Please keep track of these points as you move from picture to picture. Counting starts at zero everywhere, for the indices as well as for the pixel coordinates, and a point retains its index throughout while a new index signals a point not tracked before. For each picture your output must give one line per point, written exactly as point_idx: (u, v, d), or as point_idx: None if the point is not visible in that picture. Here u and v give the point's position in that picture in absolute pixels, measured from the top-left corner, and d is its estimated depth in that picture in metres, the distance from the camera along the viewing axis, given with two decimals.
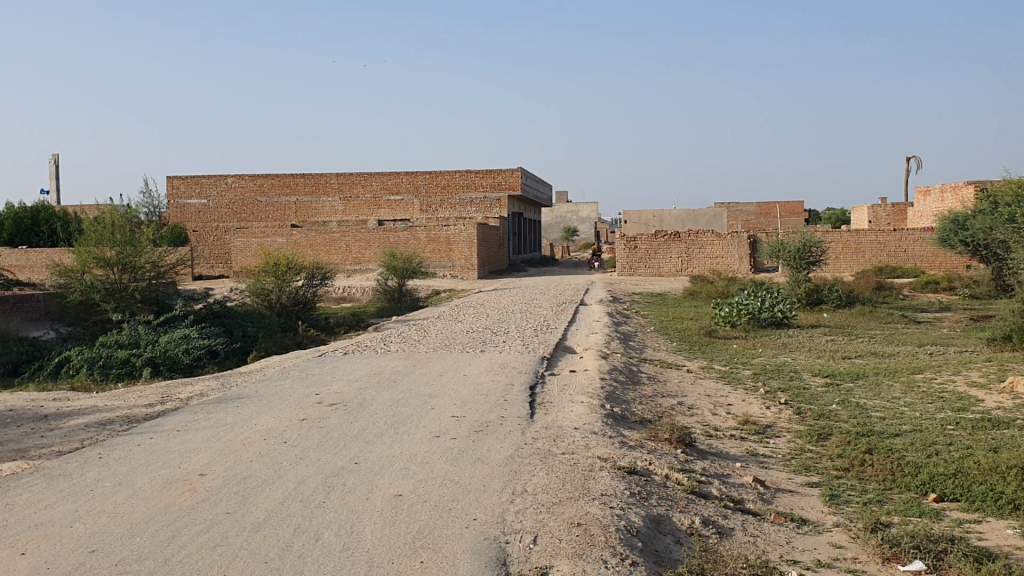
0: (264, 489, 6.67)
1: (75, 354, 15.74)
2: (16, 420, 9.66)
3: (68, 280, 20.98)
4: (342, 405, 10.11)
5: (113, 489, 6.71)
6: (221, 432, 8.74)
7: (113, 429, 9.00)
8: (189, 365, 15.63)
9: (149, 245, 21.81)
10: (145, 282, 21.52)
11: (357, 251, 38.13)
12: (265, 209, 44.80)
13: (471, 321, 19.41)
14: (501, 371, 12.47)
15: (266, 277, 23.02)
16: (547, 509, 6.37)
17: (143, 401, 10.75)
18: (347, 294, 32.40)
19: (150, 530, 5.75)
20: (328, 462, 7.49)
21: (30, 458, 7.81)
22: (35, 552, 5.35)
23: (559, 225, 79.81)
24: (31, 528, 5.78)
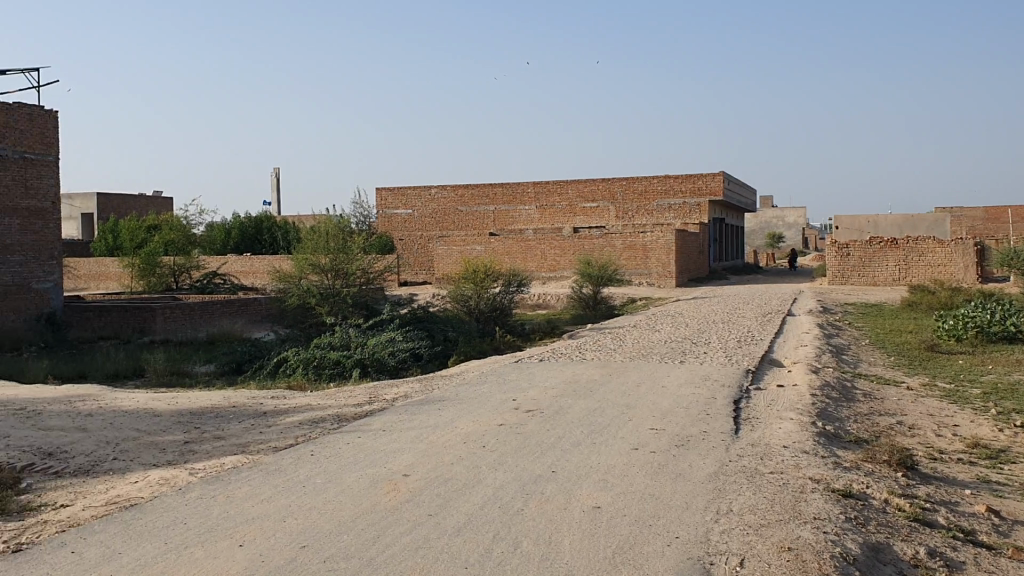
0: (464, 494, 6.70)
1: (292, 355, 16.68)
2: (238, 415, 10.31)
3: (287, 285, 22.40)
4: (541, 412, 10.09)
5: (324, 486, 6.97)
6: (424, 434, 8.93)
7: (324, 427, 9.41)
8: (395, 367, 16.24)
9: (359, 253, 22.93)
10: (356, 287, 22.42)
11: (553, 258, 38.51)
12: (466, 217, 46.07)
13: (670, 330, 19.01)
14: (703, 384, 12.02)
15: (465, 284, 23.63)
16: (754, 531, 6.02)
17: (351, 401, 11.20)
18: (543, 302, 32.76)
19: (356, 529, 5.88)
20: (527, 468, 7.47)
21: (251, 453, 8.27)
22: (251, 544, 5.56)
23: (762, 232, 77.64)
24: (249, 520, 6.06)
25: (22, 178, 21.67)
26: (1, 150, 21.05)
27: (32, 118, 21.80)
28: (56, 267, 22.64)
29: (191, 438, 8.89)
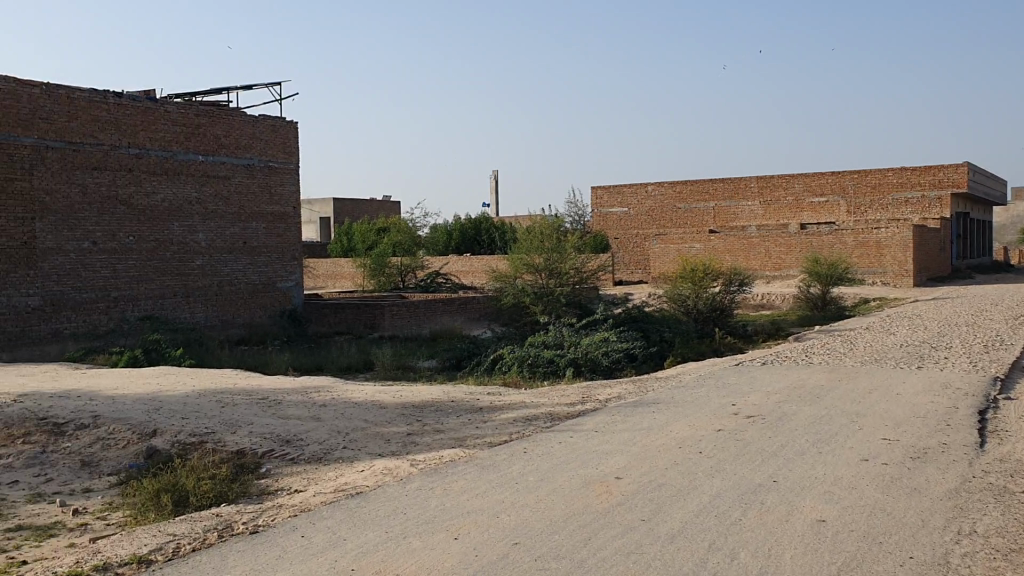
0: (678, 500, 6.50)
1: (508, 352, 16.99)
2: (457, 410, 10.60)
3: (503, 285, 22.95)
4: (761, 418, 9.65)
5: (537, 484, 6.99)
6: (638, 436, 8.78)
7: (539, 425, 9.47)
8: (609, 367, 16.17)
9: (574, 252, 22.95)
10: (570, 287, 22.56)
11: (777, 256, 37.10)
12: (683, 215, 45.25)
13: (907, 333, 17.73)
14: (944, 392, 11.09)
15: (683, 283, 23.21)
16: (1003, 557, 5.42)
17: (566, 400, 11.24)
18: (765, 302, 31.64)
19: (568, 529, 5.84)
20: (745, 477, 7.15)
21: (467, 447, 8.46)
22: (465, 538, 5.64)
23: (1013, 226, 71.22)
24: (464, 514, 6.16)
25: (267, 184, 23.45)
26: (249, 159, 22.89)
27: (275, 129, 23.55)
28: (296, 267, 24.31)
29: (413, 430, 9.22)
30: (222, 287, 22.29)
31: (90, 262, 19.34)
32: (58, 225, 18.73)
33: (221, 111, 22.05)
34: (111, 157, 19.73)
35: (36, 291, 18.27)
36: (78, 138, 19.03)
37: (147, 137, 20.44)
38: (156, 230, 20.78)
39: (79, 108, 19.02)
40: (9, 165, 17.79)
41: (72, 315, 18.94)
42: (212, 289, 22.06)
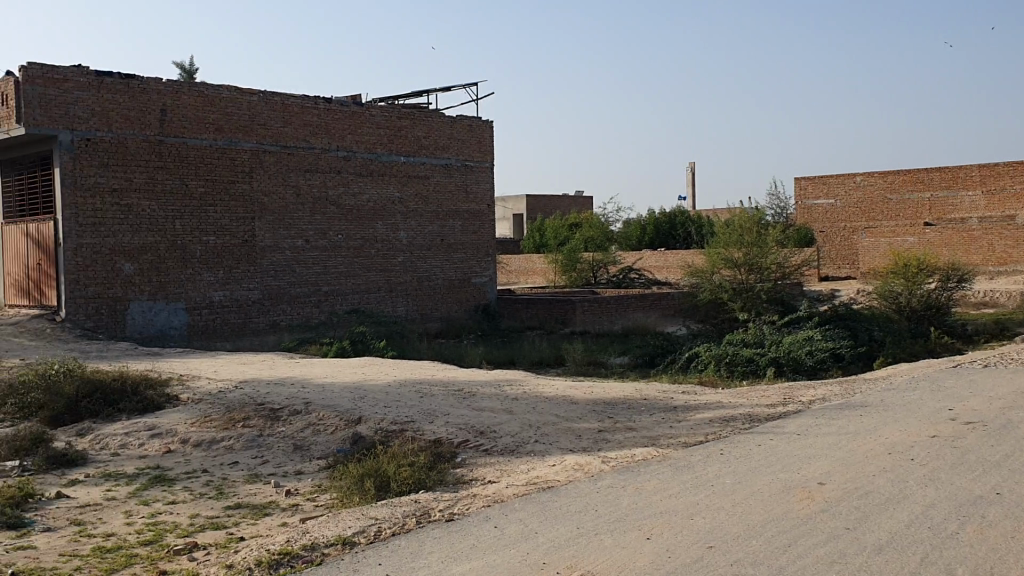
0: (887, 510, 6.10)
1: (704, 350, 16.61)
2: (651, 408, 10.48)
3: (700, 280, 22.32)
4: (982, 425, 8.93)
5: (733, 487, 6.77)
6: (843, 440, 8.35)
7: (735, 426, 9.19)
8: (813, 368, 15.50)
9: (776, 247, 22.06)
10: (771, 283, 21.76)
11: (1002, 250, 34.34)
12: (895, 207, 42.56)
13: None
14: None
15: (895, 279, 21.87)
16: None
17: (765, 401, 10.85)
18: (988, 300, 29.35)
19: (766, 535, 5.61)
20: (964, 488, 6.62)
21: (661, 446, 8.33)
22: (659, 539, 5.53)
23: None
24: (657, 514, 6.06)
25: (464, 182, 24.11)
26: (447, 158, 23.62)
27: (471, 128, 24.20)
28: (491, 263, 24.86)
29: (606, 427, 9.19)
30: (421, 283, 23.11)
31: (302, 258, 20.56)
32: (274, 224, 20.03)
33: (421, 112, 22.89)
34: (321, 159, 20.87)
35: (254, 285, 19.63)
36: (292, 142, 20.27)
37: (353, 139, 21.49)
38: (361, 228, 21.81)
39: (292, 113, 20.26)
40: (231, 169, 19.20)
41: (286, 308, 20.22)
42: (412, 284, 22.91)
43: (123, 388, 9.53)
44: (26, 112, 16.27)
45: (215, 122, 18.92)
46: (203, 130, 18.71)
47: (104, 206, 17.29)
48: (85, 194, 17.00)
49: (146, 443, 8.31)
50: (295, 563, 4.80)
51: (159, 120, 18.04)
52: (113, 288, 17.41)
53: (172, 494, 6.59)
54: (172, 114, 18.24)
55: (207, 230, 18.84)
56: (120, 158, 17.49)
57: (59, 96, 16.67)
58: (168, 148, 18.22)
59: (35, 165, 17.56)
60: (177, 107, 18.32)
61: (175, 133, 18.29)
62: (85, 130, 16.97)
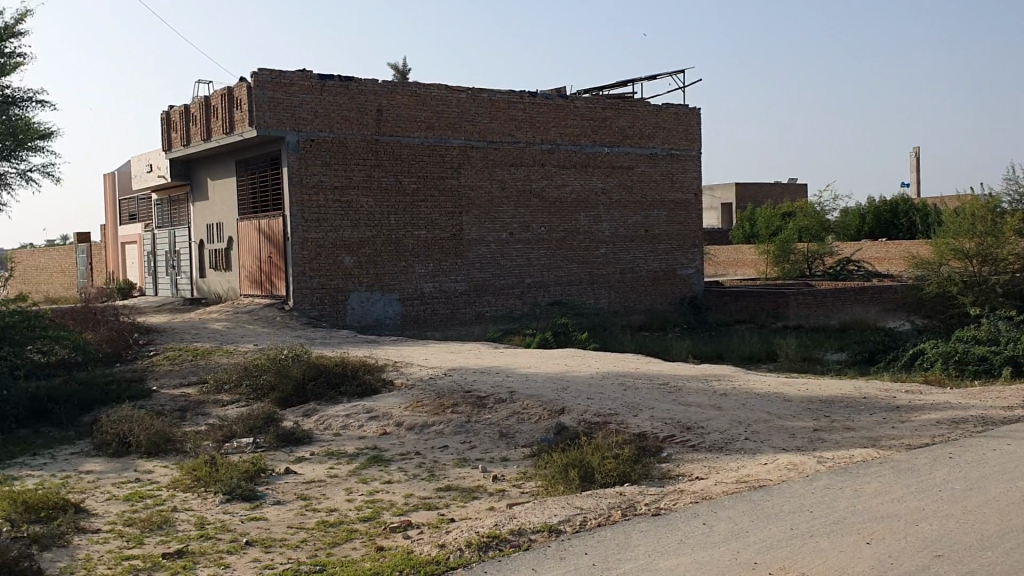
0: None
1: (930, 346, 15.52)
2: (870, 407, 9.92)
3: (926, 271, 20.68)
4: None
5: (964, 494, 6.29)
6: None
7: (966, 429, 8.54)
8: None
9: (1013, 238, 20.43)
10: (1008, 274, 19.90)
11: None
12: None
13: None
14: None
15: None
16: None
17: (1000, 403, 10.01)
18: None
19: (1003, 547, 5.17)
20: None
21: (880, 448, 7.87)
22: (879, 544, 5.22)
23: None
24: (878, 519, 5.72)
25: (668, 172, 23.80)
26: (652, 149, 23.39)
27: (678, 117, 23.85)
28: (696, 254, 24.40)
29: (820, 426, 8.79)
30: (624, 274, 23.04)
31: (508, 251, 21.00)
32: (481, 218, 20.57)
33: (625, 102, 22.79)
34: (527, 153, 21.21)
35: (462, 277, 20.27)
36: (499, 137, 20.72)
37: (557, 132, 21.69)
38: (565, 220, 22.00)
39: (499, 109, 20.70)
40: (441, 165, 19.90)
41: (492, 300, 20.75)
42: (615, 276, 22.89)
43: (343, 372, 10.13)
44: (258, 117, 17.60)
45: (426, 120, 19.65)
46: (415, 128, 19.50)
47: (326, 203, 18.42)
48: (309, 192, 18.19)
49: (364, 425, 8.77)
50: (503, 547, 4.91)
51: (375, 120, 18.98)
52: (334, 280, 18.55)
53: (388, 474, 6.92)
54: (387, 114, 19.12)
55: (419, 224, 19.64)
56: (340, 157, 18.56)
57: (287, 100, 17.91)
58: (383, 146, 19.13)
59: (266, 165, 18.95)
60: (391, 107, 19.19)
61: (389, 132, 19.17)
62: (310, 131, 18.14)
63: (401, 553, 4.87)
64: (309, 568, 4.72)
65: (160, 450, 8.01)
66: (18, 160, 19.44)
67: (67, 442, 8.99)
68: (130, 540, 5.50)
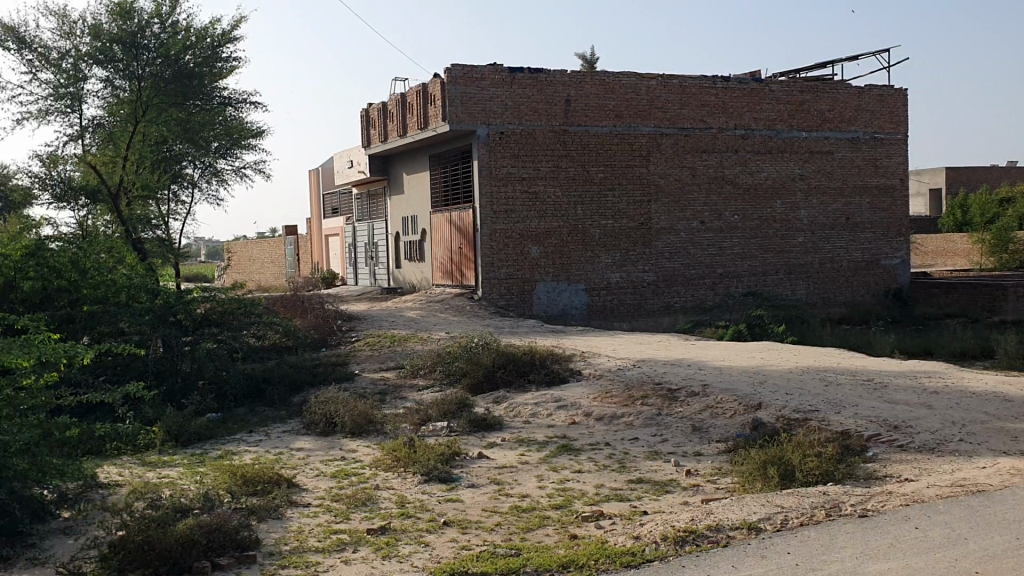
0: None
1: None
2: None
3: None
4: None
5: None
6: None
7: None
8: None
9: None
10: None
11: None
12: None
13: None
14: None
15: None
16: None
17: None
18: None
19: None
20: None
21: None
22: None
23: None
24: None
25: (871, 157, 22.58)
26: (852, 132, 22.25)
27: (882, 98, 22.61)
28: (900, 244, 23.03)
29: None
30: (820, 265, 22.07)
31: (698, 240, 20.56)
32: (671, 206, 20.24)
33: (824, 85, 21.80)
34: (719, 139, 20.66)
35: (651, 267, 20.04)
36: (690, 123, 20.29)
37: (752, 117, 21.00)
38: (760, 208, 21.29)
39: (690, 95, 20.26)
40: (630, 154, 19.74)
41: (682, 290, 20.39)
42: (813, 266, 21.97)
43: (533, 361, 10.28)
44: (451, 111, 18.12)
45: (615, 109, 19.52)
46: (604, 117, 19.43)
47: (515, 194, 18.74)
48: (498, 183, 18.56)
49: (554, 414, 8.87)
50: (700, 542, 4.82)
51: (564, 110, 19.06)
52: (523, 270, 18.88)
53: (579, 464, 6.96)
54: (576, 104, 19.15)
55: (607, 214, 19.58)
56: (529, 149, 18.80)
57: (477, 94, 18.32)
58: (572, 136, 19.19)
59: (457, 159, 19.49)
60: (580, 97, 19.20)
61: (578, 122, 19.20)
62: (499, 124, 18.50)
63: (595, 542, 4.87)
64: (505, 551, 4.81)
65: (363, 431, 8.41)
66: (234, 158, 20.94)
67: (280, 421, 9.63)
68: (337, 515, 5.82)
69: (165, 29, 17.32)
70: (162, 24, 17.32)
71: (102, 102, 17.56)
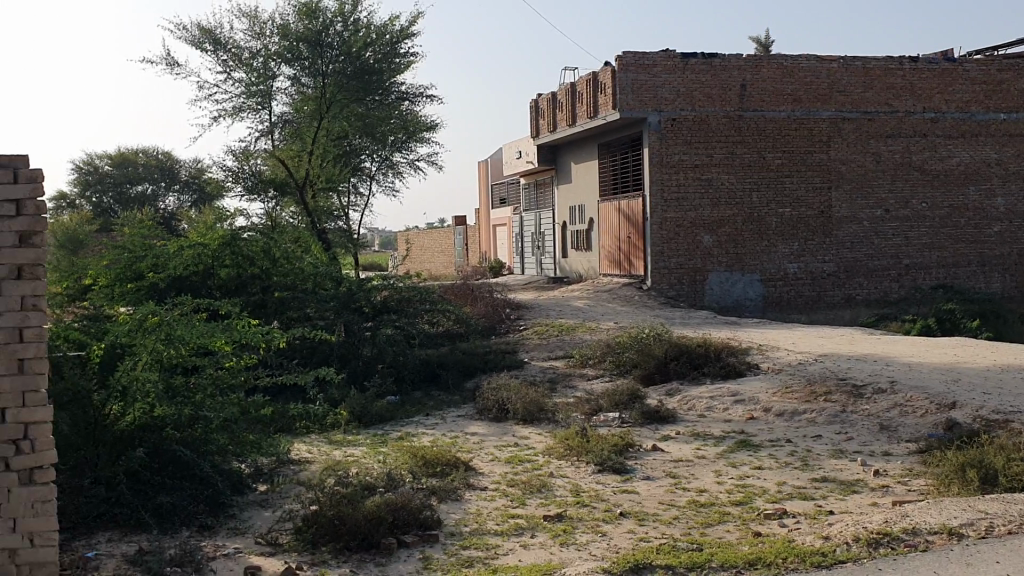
0: None
1: None
2: None
3: None
4: None
5: None
6: None
7: None
8: None
9: None
10: None
11: None
12: None
13: None
14: None
15: None
16: None
17: None
18: None
19: None
20: None
21: None
22: None
23: None
24: None
25: None
26: None
27: None
28: None
29: None
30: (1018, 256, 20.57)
31: (882, 229, 19.59)
32: (853, 193, 19.37)
33: None
34: (906, 123, 19.59)
35: (831, 257, 19.26)
36: (874, 107, 19.35)
37: (942, 99, 19.79)
38: (951, 195, 20.04)
39: (875, 77, 19.31)
40: (809, 139, 19.03)
41: (864, 282, 19.51)
42: (1011, 258, 20.59)
43: (707, 353, 10.11)
44: (621, 98, 18.04)
45: (793, 93, 18.87)
46: (781, 102, 18.81)
47: (687, 182, 18.47)
48: (669, 171, 18.34)
49: (730, 408, 8.68)
50: (896, 546, 4.60)
51: (739, 95, 18.59)
52: (694, 260, 18.61)
53: (758, 460, 6.78)
54: (752, 89, 18.64)
55: (784, 201, 18.96)
56: (702, 135, 18.46)
57: (649, 81, 18.15)
58: (747, 122, 18.69)
59: (627, 147, 19.37)
60: (756, 82, 18.67)
61: (754, 107, 18.68)
62: (671, 110, 18.24)
63: (781, 541, 4.74)
64: (686, 545, 4.75)
65: (535, 418, 8.51)
66: (409, 150, 21.55)
67: (454, 405, 9.89)
68: (514, 500, 5.91)
69: (348, 27, 18.01)
70: (345, 22, 18.01)
71: (290, 99, 18.63)
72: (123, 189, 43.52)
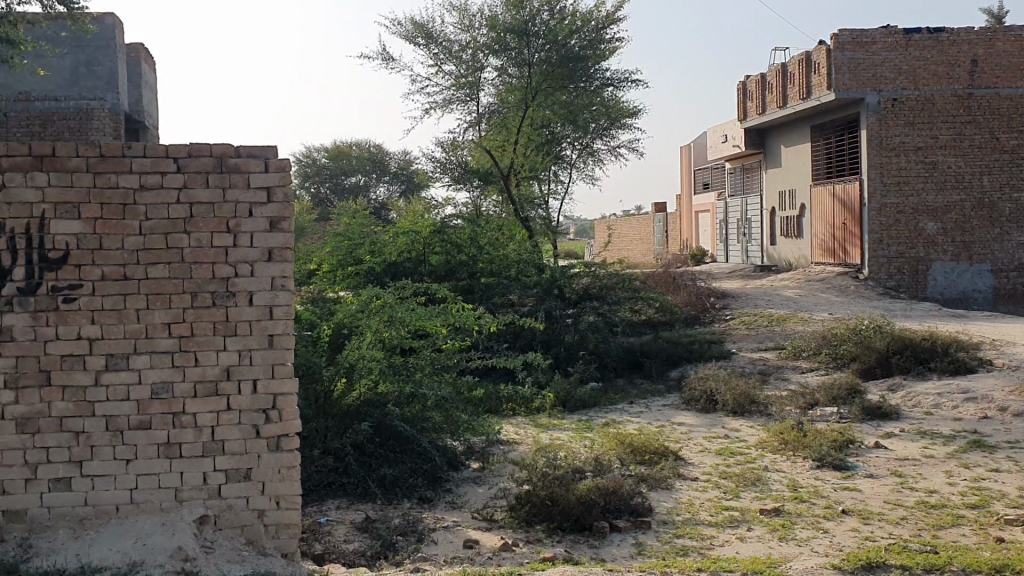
0: None
1: None
2: None
3: None
4: None
5: None
6: None
7: None
8: None
9: None
10: None
11: None
12: None
13: None
14: None
15: None
16: None
17: None
18: None
19: None
20: None
21: None
22: None
23: None
24: None
25: None
26: None
27: None
28: None
29: None
30: None
31: None
32: None
33: None
34: None
35: None
36: None
37: None
38: None
39: None
40: None
41: None
42: None
43: (935, 347, 9.53)
44: (837, 79, 17.26)
45: None
46: (1018, 78, 17.36)
47: (910, 165, 17.40)
48: (890, 154, 17.35)
49: (960, 406, 8.14)
50: None
51: (970, 71, 17.31)
52: (916, 249, 17.57)
53: (995, 462, 6.32)
54: (984, 64, 17.31)
55: (1020, 185, 17.53)
56: (926, 116, 17.34)
57: (868, 59, 17.23)
58: (978, 100, 17.39)
59: (842, 130, 18.48)
60: (989, 56, 17.31)
61: (987, 83, 17.35)
62: (893, 90, 17.23)
63: None
64: (918, 546, 4.51)
65: (745, 411, 8.34)
66: (610, 137, 21.59)
67: (660, 394, 9.84)
68: (727, 492, 5.81)
69: (554, 15, 18.24)
70: (552, 11, 18.26)
71: (496, 90, 18.99)
72: (338, 180, 46.18)
